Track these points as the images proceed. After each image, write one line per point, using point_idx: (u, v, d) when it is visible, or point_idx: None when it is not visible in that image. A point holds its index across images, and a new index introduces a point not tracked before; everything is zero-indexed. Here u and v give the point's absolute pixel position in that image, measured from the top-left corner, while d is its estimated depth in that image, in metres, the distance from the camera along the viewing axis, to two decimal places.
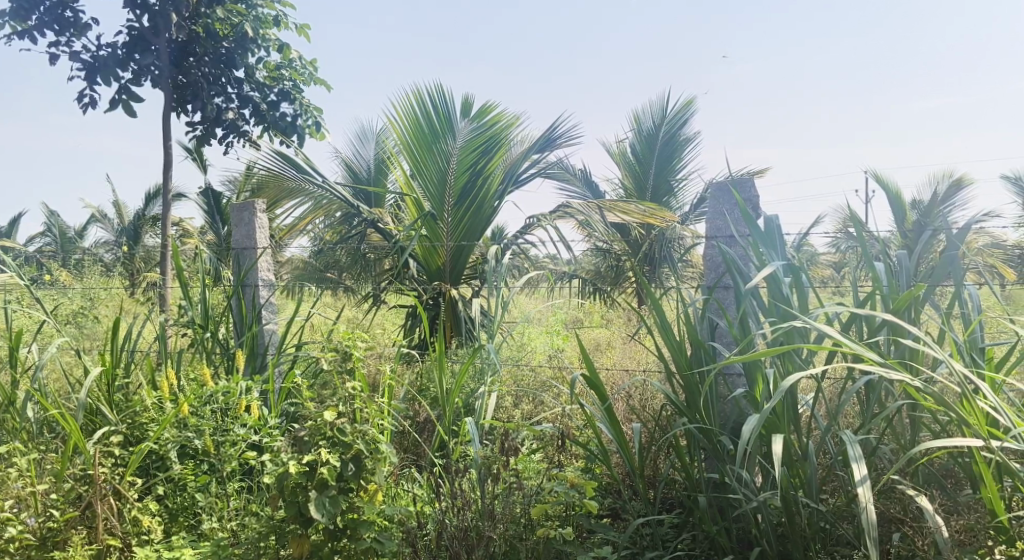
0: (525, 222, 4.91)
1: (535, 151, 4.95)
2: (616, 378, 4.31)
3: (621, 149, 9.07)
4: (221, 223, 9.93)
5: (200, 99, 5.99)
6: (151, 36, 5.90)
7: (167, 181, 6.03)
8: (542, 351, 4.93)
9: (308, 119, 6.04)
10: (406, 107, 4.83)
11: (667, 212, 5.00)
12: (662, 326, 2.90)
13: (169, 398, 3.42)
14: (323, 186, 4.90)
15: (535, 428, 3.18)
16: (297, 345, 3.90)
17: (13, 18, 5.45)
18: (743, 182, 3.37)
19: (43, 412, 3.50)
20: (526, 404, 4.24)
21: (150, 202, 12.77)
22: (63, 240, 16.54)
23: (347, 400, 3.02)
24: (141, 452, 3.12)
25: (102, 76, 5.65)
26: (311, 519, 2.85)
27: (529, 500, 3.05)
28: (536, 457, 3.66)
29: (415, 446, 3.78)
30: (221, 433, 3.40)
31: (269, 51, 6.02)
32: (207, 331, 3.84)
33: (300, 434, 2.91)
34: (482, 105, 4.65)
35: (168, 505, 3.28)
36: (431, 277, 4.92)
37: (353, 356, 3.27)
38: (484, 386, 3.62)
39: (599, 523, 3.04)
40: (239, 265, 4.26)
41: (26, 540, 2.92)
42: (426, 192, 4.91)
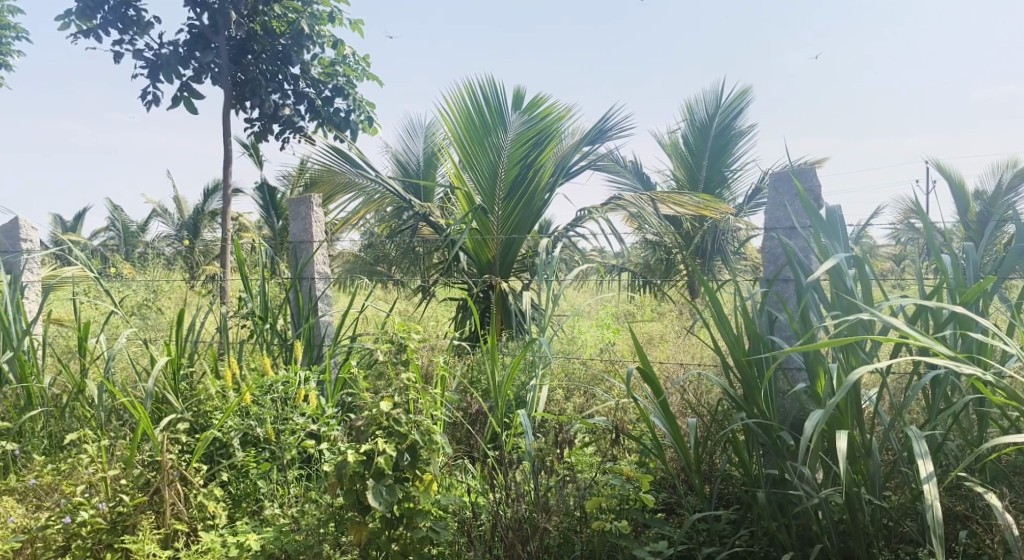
0: (577, 214, 4.90)
1: (586, 143, 4.92)
2: (670, 372, 4.28)
3: (673, 140, 8.99)
4: (275, 218, 10.12)
5: (258, 95, 6.08)
6: (211, 34, 6.00)
7: (225, 175, 6.16)
8: (593, 344, 4.92)
9: (361, 114, 6.11)
10: (458, 101, 4.86)
11: (721, 204, 4.93)
12: (719, 318, 2.88)
13: (232, 387, 3.53)
14: (376, 180, 4.96)
15: (589, 421, 3.17)
16: (351, 337, 3.96)
17: (79, 17, 5.61)
18: (804, 171, 3.33)
19: (112, 400, 3.64)
20: (578, 398, 4.21)
21: (209, 196, 13.10)
22: (126, 235, 17.03)
23: (401, 391, 3.10)
24: (205, 440, 3.25)
25: (164, 74, 5.79)
26: (369, 506, 2.91)
27: (583, 493, 3.06)
28: (590, 451, 3.67)
29: (467, 437, 3.82)
30: (282, 422, 3.50)
31: (323, 48, 6.11)
32: (266, 322, 3.94)
33: (358, 424, 2.98)
34: (534, 98, 4.65)
35: (232, 491, 3.38)
36: (482, 270, 4.94)
37: (408, 347, 3.34)
38: (536, 378, 3.63)
39: (654, 517, 3.02)
40: (296, 258, 4.34)
41: (98, 524, 2.99)
42: (476, 185, 4.94)
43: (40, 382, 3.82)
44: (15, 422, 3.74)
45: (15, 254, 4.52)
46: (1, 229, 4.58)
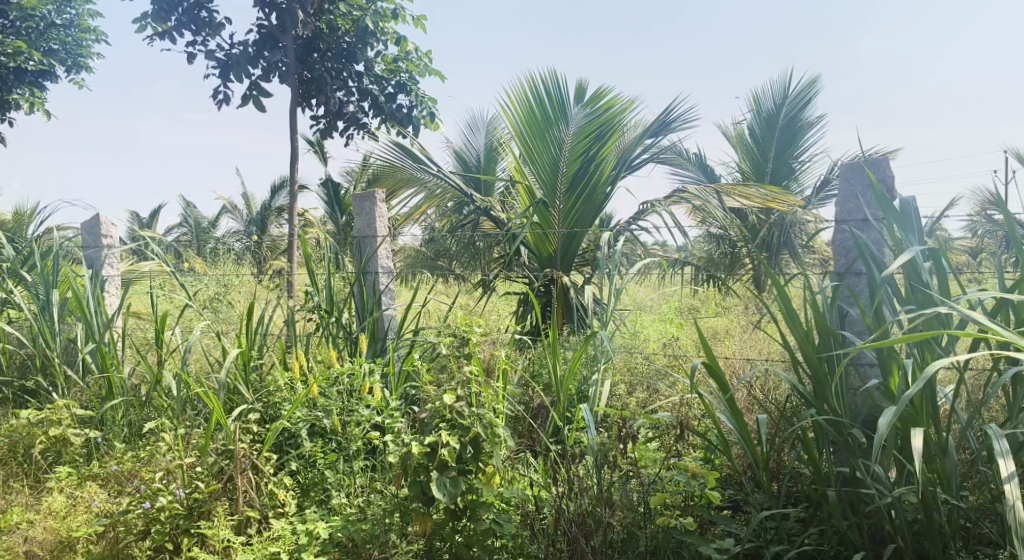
0: (639, 207, 4.85)
1: (649, 136, 4.85)
2: (736, 367, 4.20)
3: (739, 132, 8.81)
4: (339, 213, 10.30)
5: (324, 93, 6.19)
6: (279, 33, 6.13)
7: (292, 172, 6.29)
8: (656, 339, 4.86)
9: (423, 110, 6.16)
10: (520, 95, 4.86)
11: (789, 196, 4.81)
12: (788, 313, 2.81)
13: (300, 379, 3.63)
14: (438, 175, 5.00)
15: (652, 416, 3.12)
16: (415, 330, 4.01)
17: (155, 19, 5.79)
18: (878, 161, 3.23)
19: (187, 391, 3.77)
20: (641, 392, 4.17)
21: (276, 192, 13.41)
22: (198, 230, 17.56)
23: (464, 384, 3.13)
24: (276, 430, 3.34)
25: (234, 73, 5.94)
26: (433, 498, 2.93)
27: (647, 489, 3.03)
28: (654, 447, 3.63)
29: (529, 431, 3.83)
30: (348, 414, 3.57)
31: (387, 44, 6.19)
32: (332, 315, 4.03)
33: (422, 416, 3.02)
34: (596, 90, 4.61)
35: (300, 480, 3.46)
36: (543, 264, 4.93)
37: (470, 341, 3.38)
38: (598, 373, 3.61)
39: (720, 515, 2.97)
40: (361, 252, 4.41)
41: (175, 509, 3.10)
42: (538, 179, 4.93)
43: (120, 372, 3.98)
44: (97, 411, 3.90)
45: (96, 249, 4.71)
46: (83, 226, 4.76)
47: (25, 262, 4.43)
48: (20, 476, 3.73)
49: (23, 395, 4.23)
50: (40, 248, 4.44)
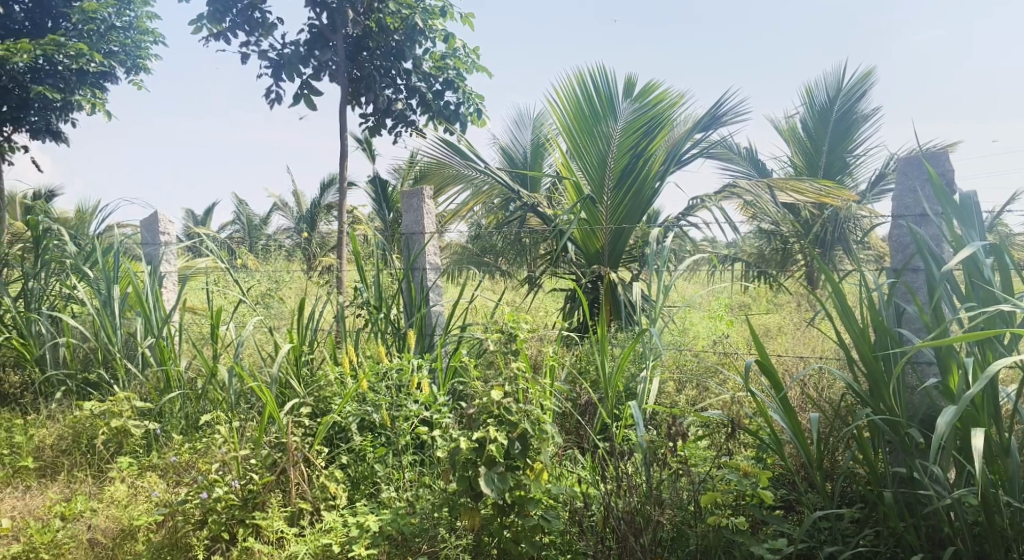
0: (689, 203, 4.79)
1: (699, 130, 4.79)
2: (789, 366, 4.12)
3: (791, 126, 8.64)
4: (387, 210, 10.41)
5: (373, 91, 6.26)
6: (329, 33, 6.19)
7: (341, 169, 6.37)
8: (705, 336, 4.79)
9: (470, 107, 6.19)
10: (568, 90, 4.84)
11: (843, 191, 4.71)
12: (843, 310, 2.75)
13: (350, 374, 3.69)
14: (486, 171, 5.02)
15: (702, 414, 3.09)
16: (462, 326, 4.04)
17: (211, 21, 5.92)
18: (937, 155, 3.14)
19: (241, 385, 3.87)
20: (691, 390, 4.12)
21: (325, 190, 13.61)
22: (250, 227, 17.92)
23: (512, 380, 3.14)
24: (327, 424, 3.41)
25: (286, 73, 6.04)
26: (481, 493, 2.95)
27: (696, 488, 3.01)
28: (704, 445, 3.59)
29: (577, 428, 3.82)
30: (396, 409, 3.61)
31: (435, 42, 6.23)
32: (381, 311, 4.08)
33: (470, 412, 3.03)
34: (645, 85, 4.56)
35: (350, 473, 3.51)
36: (590, 260, 4.91)
37: (517, 337, 3.39)
38: (647, 370, 3.59)
39: (772, 514, 2.93)
40: (409, 249, 4.46)
41: (230, 500, 3.18)
42: (586, 174, 4.91)
43: (178, 366, 4.10)
44: (156, 403, 4.01)
45: (155, 247, 4.85)
46: (142, 224, 4.90)
47: (88, 258, 4.58)
48: (83, 466, 3.86)
49: (86, 387, 4.36)
50: (102, 245, 4.58)
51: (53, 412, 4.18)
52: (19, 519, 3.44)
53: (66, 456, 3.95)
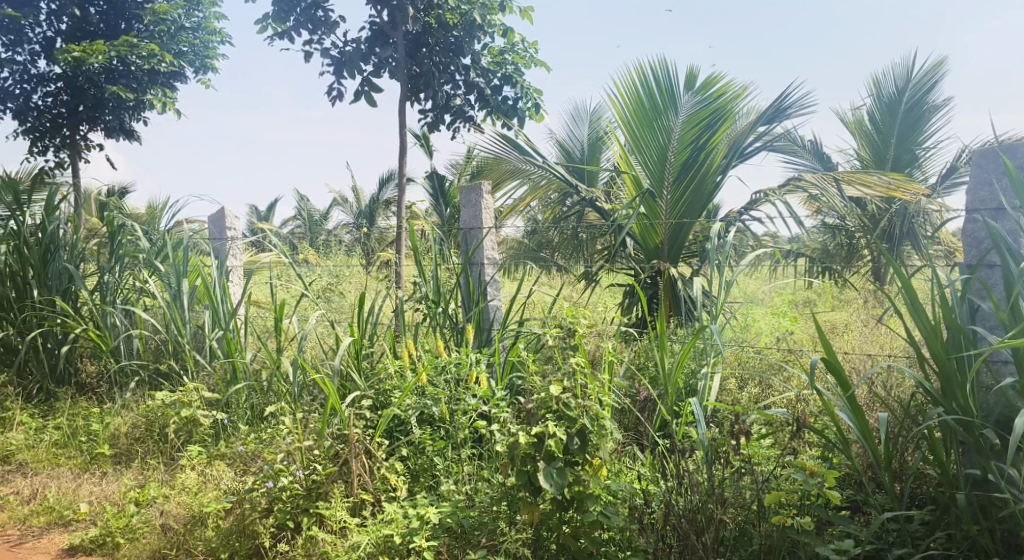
0: (752, 197, 4.70)
1: (763, 123, 4.68)
2: (856, 364, 4.01)
3: (858, 117, 8.40)
4: (445, 205, 10.48)
5: (432, 88, 6.32)
6: (390, 30, 6.24)
7: (400, 165, 6.44)
8: (768, 332, 4.69)
9: (528, 102, 6.18)
10: (628, 83, 4.79)
11: (913, 184, 4.56)
12: (913, 308, 2.66)
13: (410, 367, 3.74)
14: (544, 166, 5.00)
15: (767, 412, 3.02)
16: (519, 321, 4.04)
17: (275, 20, 6.04)
18: (1014, 146, 3.02)
19: (304, 377, 3.95)
20: (754, 388, 4.05)
21: (384, 184, 13.78)
22: (311, 222, 18.25)
23: (570, 376, 3.13)
24: (388, 416, 3.46)
25: (347, 70, 6.13)
26: (540, 488, 2.94)
27: (760, 487, 2.95)
28: (767, 444, 3.53)
29: (637, 424, 3.79)
30: (455, 403, 3.65)
31: (494, 37, 6.24)
32: (439, 306, 4.12)
33: (528, 406, 3.04)
34: (708, 77, 4.50)
35: (410, 466, 3.54)
36: (649, 256, 4.83)
37: (576, 333, 3.38)
38: (708, 367, 3.54)
39: (840, 515, 2.82)
40: (467, 244, 4.48)
41: (295, 489, 3.27)
42: (645, 169, 4.85)
43: (244, 357, 4.21)
44: (223, 394, 4.12)
45: (222, 241, 4.98)
46: (210, 219, 5.04)
47: (159, 253, 4.73)
48: (156, 453, 4.00)
49: (158, 377, 4.50)
50: (171, 240, 4.73)
51: (128, 401, 4.33)
52: (96, 504, 3.59)
53: (139, 444, 4.09)
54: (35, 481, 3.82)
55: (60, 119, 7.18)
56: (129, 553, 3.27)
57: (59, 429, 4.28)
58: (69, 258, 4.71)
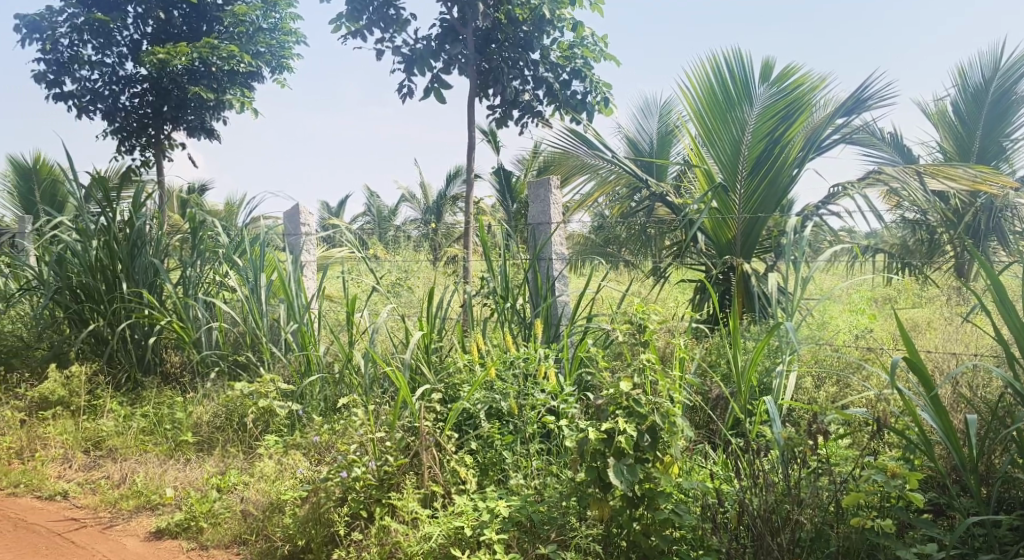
0: (830, 191, 4.56)
1: (842, 114, 4.55)
2: (939, 362, 3.86)
3: (941, 108, 8.07)
4: (512, 201, 10.50)
5: (501, 83, 6.33)
6: (460, 26, 6.29)
7: (469, 161, 6.48)
8: (846, 330, 4.55)
9: (597, 96, 6.14)
10: (701, 76, 4.73)
11: (1002, 177, 4.35)
12: (1002, 304, 2.54)
13: (479, 361, 3.77)
14: (613, 161, 4.96)
15: (845, 412, 2.94)
16: (588, 317, 4.02)
17: (349, 19, 6.15)
18: None
19: (376, 369, 4.03)
20: (830, 386, 3.93)
21: (452, 181, 13.91)
22: (380, 218, 18.56)
23: (640, 371, 3.10)
24: (457, 410, 3.49)
25: (418, 67, 6.20)
26: (610, 484, 2.93)
27: (837, 487, 2.87)
28: (845, 444, 3.43)
29: (708, 422, 3.73)
30: (524, 397, 3.66)
31: (563, 32, 6.22)
32: (507, 301, 4.14)
33: (597, 402, 3.02)
34: (784, 68, 4.40)
35: (479, 459, 3.56)
36: (721, 252, 4.73)
37: (647, 328, 3.33)
38: (783, 364, 3.46)
39: (921, 518, 2.72)
40: (535, 239, 4.47)
41: (368, 480, 3.32)
42: (718, 162, 4.76)
43: (317, 350, 4.31)
44: (298, 386, 4.23)
45: (297, 237, 5.11)
46: (285, 215, 5.17)
47: (238, 248, 4.89)
48: (236, 442, 4.13)
49: (236, 368, 4.65)
50: (249, 235, 4.88)
51: (208, 391, 4.49)
52: (181, 489, 3.74)
53: (220, 432, 4.23)
54: (124, 466, 4.00)
55: (145, 119, 7.51)
56: (212, 537, 3.39)
57: (145, 417, 4.47)
58: (154, 253, 4.90)
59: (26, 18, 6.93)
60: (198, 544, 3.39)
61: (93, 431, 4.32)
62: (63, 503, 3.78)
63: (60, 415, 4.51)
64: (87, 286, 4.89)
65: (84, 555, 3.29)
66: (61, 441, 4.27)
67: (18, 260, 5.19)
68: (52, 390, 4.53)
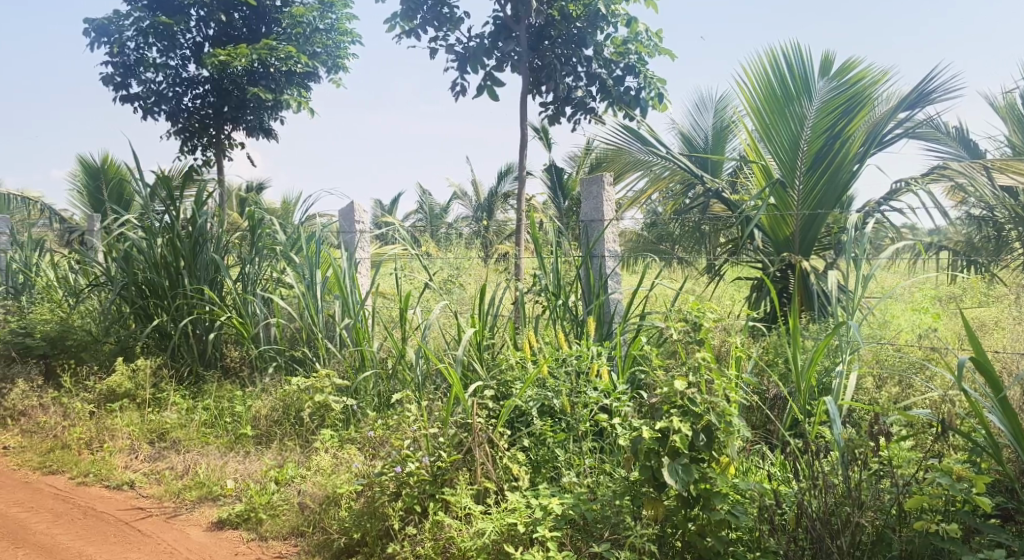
0: (892, 187, 4.43)
1: (905, 108, 4.41)
2: (1008, 363, 3.72)
3: (1010, 101, 7.77)
4: (563, 198, 10.48)
5: (555, 80, 6.30)
6: (513, 23, 6.29)
7: (521, 158, 6.48)
8: (908, 329, 4.42)
9: (651, 91, 6.08)
10: (759, 71, 4.66)
11: None
12: None
13: (531, 359, 3.78)
14: (667, 157, 4.89)
15: (908, 413, 2.86)
16: (642, 314, 3.98)
17: (403, 18, 6.21)
18: None
19: (428, 365, 4.07)
20: (893, 387, 3.82)
21: (504, 178, 13.94)
22: (432, 215, 18.72)
23: (695, 370, 3.06)
24: (509, 407, 3.49)
25: (471, 65, 6.22)
26: (664, 484, 2.89)
27: (900, 490, 2.79)
28: (908, 446, 3.33)
29: (766, 423, 3.66)
30: (576, 395, 3.65)
31: (618, 27, 6.17)
32: (560, 298, 4.13)
33: (651, 401, 2.98)
34: (844, 61, 4.31)
35: (532, 456, 3.56)
36: (779, 248, 4.63)
37: (703, 327, 3.27)
38: (843, 364, 3.37)
39: (989, 523, 2.63)
40: (588, 236, 4.44)
41: (422, 475, 3.34)
42: (775, 158, 4.67)
43: (371, 346, 4.36)
44: (353, 381, 4.29)
45: (352, 235, 5.17)
46: (341, 213, 5.24)
47: (295, 245, 4.98)
48: (293, 436, 4.22)
49: (293, 363, 4.73)
50: (306, 232, 4.97)
51: (267, 385, 4.59)
52: (241, 481, 3.83)
53: (278, 426, 4.31)
54: (187, 458, 4.12)
55: (207, 119, 7.70)
56: (271, 528, 3.48)
57: (207, 410, 4.59)
58: (215, 250, 5.02)
59: (95, 22, 7.16)
60: (257, 535, 3.47)
61: (158, 423, 4.45)
62: (130, 492, 3.90)
63: (126, 407, 4.66)
64: (153, 282, 5.04)
65: (150, 543, 3.39)
66: (127, 432, 4.41)
67: (87, 256, 5.38)
68: (119, 383, 4.68)
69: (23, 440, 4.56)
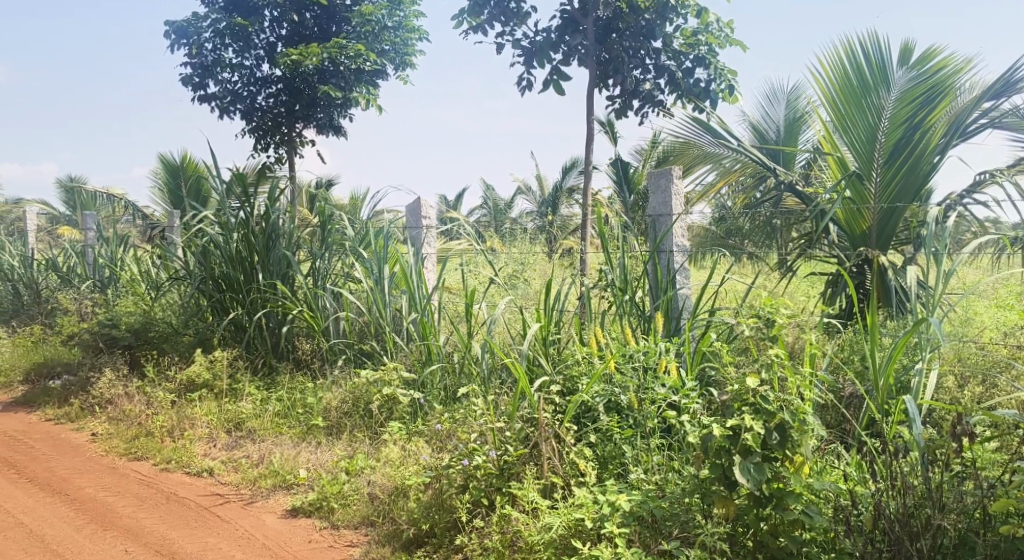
0: (976, 179, 4.25)
1: (991, 97, 4.22)
2: None
3: None
4: (628, 192, 10.38)
5: (622, 73, 6.25)
6: (581, 17, 6.26)
7: (588, 152, 6.44)
8: (993, 326, 4.23)
9: (722, 83, 5.96)
10: (835, 61, 4.53)
11: None
12: None
13: (598, 354, 3.76)
14: (738, 149, 4.79)
15: (994, 412, 2.72)
16: (711, 310, 3.92)
17: (470, 14, 6.24)
18: None
19: (494, 360, 4.08)
20: (976, 387, 3.66)
21: (568, 172, 13.89)
22: (496, 211, 18.79)
23: (768, 367, 2.99)
24: (575, 402, 3.47)
25: (538, 59, 6.21)
26: (736, 482, 2.82)
27: (984, 492, 2.68)
28: (993, 448, 3.19)
29: (841, 422, 3.56)
30: (643, 392, 3.61)
31: (687, 18, 6.08)
32: (626, 294, 4.09)
33: (722, 398, 2.92)
34: (925, 49, 4.15)
35: (599, 452, 3.54)
36: (855, 243, 4.49)
37: (776, 323, 3.18)
38: (924, 361, 3.24)
39: None
40: (655, 231, 4.39)
41: (489, 468, 3.37)
42: (852, 151, 4.53)
43: (438, 340, 4.40)
44: (420, 375, 4.35)
45: (419, 230, 5.22)
46: (408, 209, 5.29)
47: (363, 241, 5.06)
48: (362, 427, 4.29)
49: (362, 356, 4.82)
50: (373, 228, 5.04)
51: (337, 378, 4.68)
52: (313, 471, 3.92)
53: (348, 417, 4.39)
54: (262, 447, 4.23)
55: (279, 118, 7.89)
56: (342, 517, 3.56)
57: (280, 401, 4.71)
58: (287, 246, 5.15)
59: (175, 25, 7.41)
60: (330, 523, 3.55)
61: (234, 412, 4.59)
62: (208, 479, 4.03)
63: (205, 397, 4.82)
64: (228, 276, 5.21)
65: (228, 528, 3.49)
66: (205, 422, 4.56)
67: (168, 251, 5.58)
68: (198, 373, 4.84)
69: (110, 427, 4.77)
